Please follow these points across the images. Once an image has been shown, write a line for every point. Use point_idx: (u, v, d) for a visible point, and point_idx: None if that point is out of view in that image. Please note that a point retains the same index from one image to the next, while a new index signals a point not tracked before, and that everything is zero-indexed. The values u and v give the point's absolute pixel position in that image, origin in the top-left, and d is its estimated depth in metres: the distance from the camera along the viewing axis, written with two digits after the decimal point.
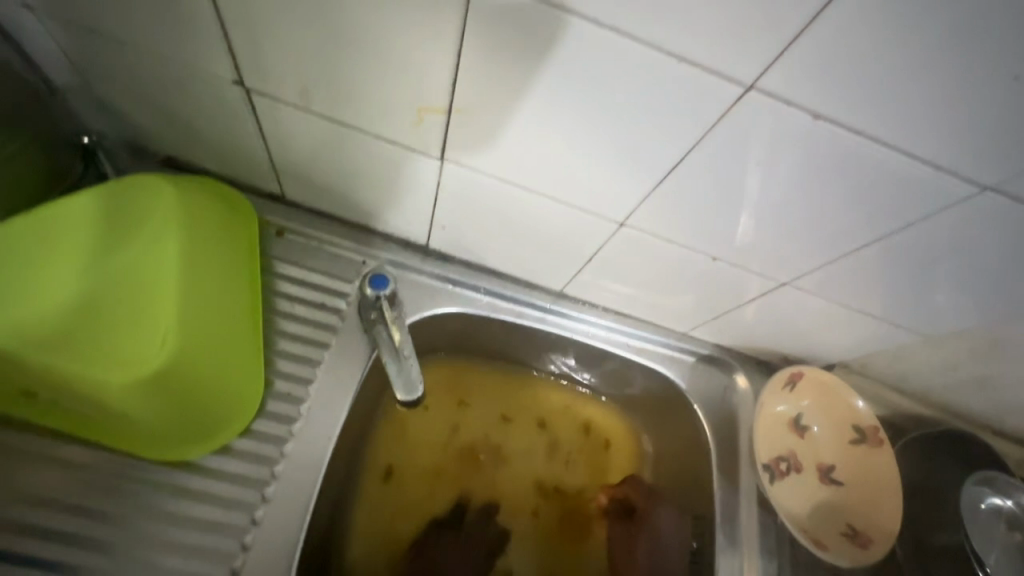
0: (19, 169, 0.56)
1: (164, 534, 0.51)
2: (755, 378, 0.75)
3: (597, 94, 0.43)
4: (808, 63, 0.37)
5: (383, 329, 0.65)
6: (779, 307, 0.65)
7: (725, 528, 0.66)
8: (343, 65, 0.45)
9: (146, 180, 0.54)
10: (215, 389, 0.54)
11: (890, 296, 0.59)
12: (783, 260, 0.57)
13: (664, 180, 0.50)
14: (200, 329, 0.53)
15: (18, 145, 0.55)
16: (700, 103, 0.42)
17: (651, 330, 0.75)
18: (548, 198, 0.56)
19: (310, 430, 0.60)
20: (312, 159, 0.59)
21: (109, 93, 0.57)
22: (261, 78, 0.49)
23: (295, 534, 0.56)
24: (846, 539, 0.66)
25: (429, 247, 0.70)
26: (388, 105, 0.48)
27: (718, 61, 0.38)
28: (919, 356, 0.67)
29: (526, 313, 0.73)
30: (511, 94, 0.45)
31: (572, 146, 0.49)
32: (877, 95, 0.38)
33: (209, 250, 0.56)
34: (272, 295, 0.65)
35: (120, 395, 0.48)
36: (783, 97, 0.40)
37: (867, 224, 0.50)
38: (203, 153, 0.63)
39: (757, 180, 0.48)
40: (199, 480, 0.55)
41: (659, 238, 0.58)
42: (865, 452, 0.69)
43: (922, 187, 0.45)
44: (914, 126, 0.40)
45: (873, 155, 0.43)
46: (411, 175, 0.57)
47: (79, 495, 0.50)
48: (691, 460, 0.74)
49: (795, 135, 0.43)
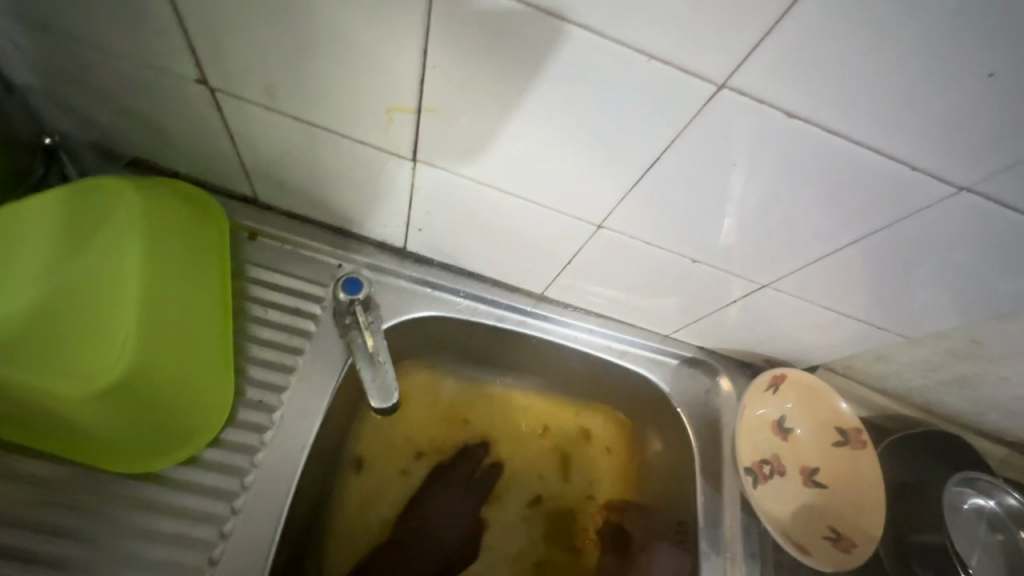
0: None
1: (127, 550, 0.49)
2: (738, 380, 0.75)
3: (568, 95, 0.42)
4: (782, 61, 0.36)
5: (357, 336, 0.64)
6: (760, 309, 0.64)
7: (708, 533, 0.66)
8: (309, 63, 0.44)
9: (107, 182, 0.52)
10: (181, 399, 0.52)
11: (870, 297, 0.58)
12: (763, 261, 0.57)
13: (641, 181, 0.49)
14: (166, 337, 0.51)
15: None
16: (674, 103, 0.41)
17: (633, 333, 0.74)
18: (524, 199, 0.55)
19: (282, 439, 0.58)
20: (283, 160, 0.57)
21: (69, 93, 0.55)
22: (225, 77, 0.47)
23: (266, 546, 0.54)
24: (829, 543, 0.65)
25: (407, 250, 0.69)
26: (356, 105, 0.47)
27: (691, 60, 0.38)
28: (900, 357, 0.67)
29: (507, 316, 0.72)
30: (481, 93, 0.43)
31: (546, 147, 0.48)
32: (852, 94, 0.38)
33: (174, 254, 0.54)
34: (244, 300, 0.63)
35: (80, 408, 0.46)
36: (759, 96, 0.39)
37: (845, 224, 0.50)
38: (170, 154, 0.61)
39: (733, 181, 0.47)
40: (165, 493, 0.53)
41: (638, 239, 0.57)
42: (848, 454, 0.68)
43: (900, 188, 0.44)
44: (890, 126, 0.39)
45: (849, 155, 0.42)
46: (385, 176, 0.56)
47: (35, 512, 0.48)
48: (674, 464, 0.73)
49: (771, 135, 0.42)
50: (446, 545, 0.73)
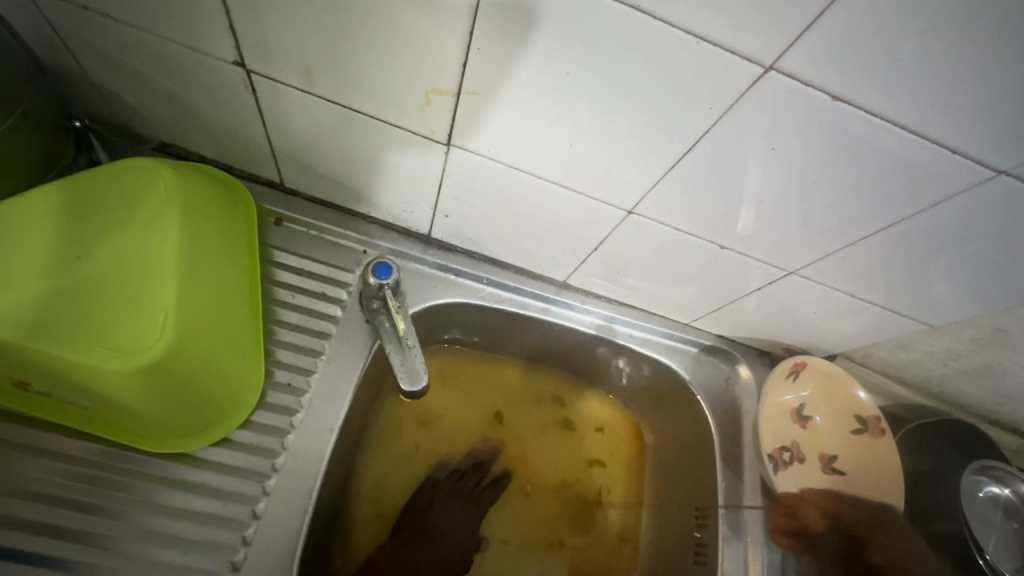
0: (23, 156, 0.54)
1: (163, 528, 0.50)
2: (757, 368, 0.75)
3: (609, 79, 0.42)
4: (828, 44, 0.36)
5: (386, 318, 0.64)
6: (783, 297, 0.65)
7: (728, 518, 0.67)
8: (351, 44, 0.44)
9: (144, 163, 0.52)
10: (215, 380, 0.53)
11: (894, 286, 0.59)
12: (790, 248, 0.57)
13: (675, 167, 0.49)
14: (201, 318, 0.51)
15: (22, 129, 0.53)
16: (717, 86, 0.41)
17: (653, 321, 0.74)
18: (555, 183, 0.55)
19: (311, 422, 0.59)
20: (313, 145, 0.57)
21: (102, 74, 0.55)
22: (264, 59, 0.48)
23: (298, 526, 0.55)
24: (850, 527, 0.68)
25: (431, 237, 0.69)
26: (394, 87, 0.47)
27: (738, 42, 0.38)
28: (921, 346, 0.67)
29: (529, 304, 0.72)
30: (522, 74, 0.43)
31: (582, 129, 0.48)
32: (896, 78, 0.38)
33: (208, 236, 0.54)
34: (271, 284, 0.63)
35: (119, 385, 0.46)
36: (802, 79, 0.39)
37: (878, 211, 0.50)
38: (199, 138, 0.61)
39: (767, 167, 0.48)
40: (198, 473, 0.53)
41: (667, 226, 0.57)
42: (866, 442, 0.70)
43: (935, 174, 0.45)
44: (932, 109, 0.40)
45: (888, 140, 0.43)
46: (416, 160, 0.56)
47: (73, 489, 0.49)
48: (694, 451, 0.74)
49: (810, 120, 0.42)
50: (462, 540, 0.71)
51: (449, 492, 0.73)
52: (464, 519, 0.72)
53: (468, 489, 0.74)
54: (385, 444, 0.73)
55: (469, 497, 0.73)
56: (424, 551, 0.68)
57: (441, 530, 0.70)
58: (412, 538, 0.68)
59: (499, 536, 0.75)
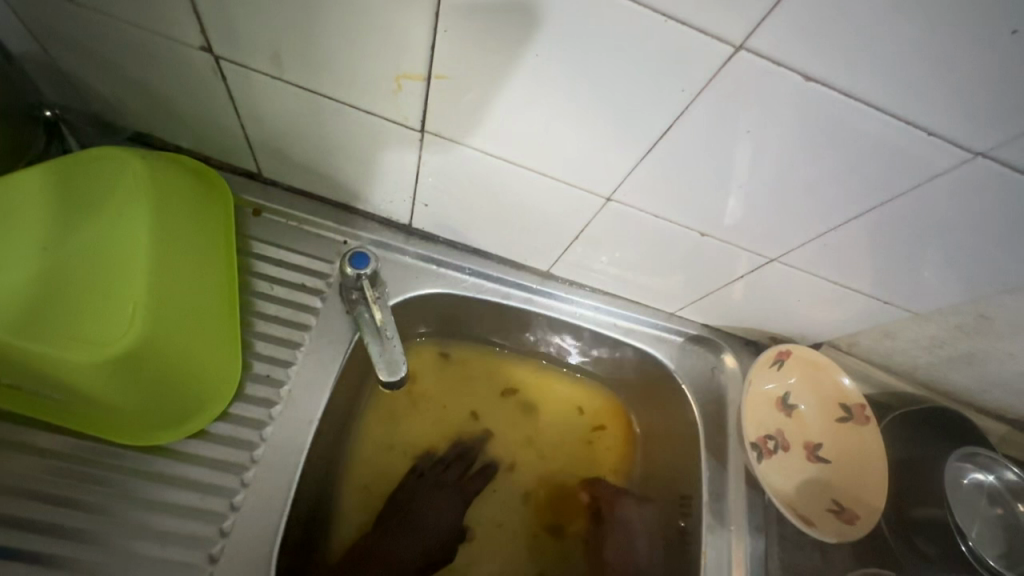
0: None
1: (139, 521, 0.50)
2: (742, 357, 0.75)
3: (580, 62, 0.41)
4: (801, 23, 0.36)
5: (364, 309, 0.63)
6: (766, 285, 0.64)
7: (713, 506, 0.66)
8: (316, 27, 0.43)
9: (114, 153, 0.51)
10: (191, 370, 0.52)
11: (877, 272, 0.58)
12: (771, 235, 0.56)
13: (653, 152, 0.49)
14: (174, 309, 0.51)
15: None
16: (691, 68, 0.40)
17: (638, 310, 0.74)
18: (532, 171, 0.54)
19: (291, 413, 0.59)
20: (288, 133, 0.56)
21: (70, 62, 0.54)
22: (232, 45, 0.47)
23: (277, 518, 0.54)
24: (833, 516, 0.66)
25: (412, 227, 0.69)
26: (364, 72, 0.46)
27: (709, 22, 0.37)
28: (906, 333, 0.67)
29: (513, 294, 0.72)
30: (492, 58, 0.42)
31: (554, 115, 0.47)
32: (870, 59, 0.37)
33: (181, 226, 0.53)
34: (250, 276, 0.62)
35: (89, 378, 0.46)
36: (777, 60, 0.38)
37: (857, 197, 0.49)
38: (173, 128, 0.60)
39: (744, 151, 0.47)
40: (176, 465, 0.53)
41: (647, 213, 0.57)
42: (851, 430, 0.69)
43: (913, 157, 0.44)
44: (908, 89, 0.39)
45: (867, 121, 0.42)
46: (392, 148, 0.55)
47: (48, 482, 0.48)
48: (678, 440, 0.74)
49: (788, 102, 0.41)
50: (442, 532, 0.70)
51: (434, 485, 0.72)
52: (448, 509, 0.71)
53: (453, 480, 0.73)
54: (369, 435, 0.73)
55: (455, 487, 0.73)
56: (409, 544, 0.67)
57: (425, 521, 0.69)
58: (396, 528, 0.68)
59: (485, 526, 0.75)
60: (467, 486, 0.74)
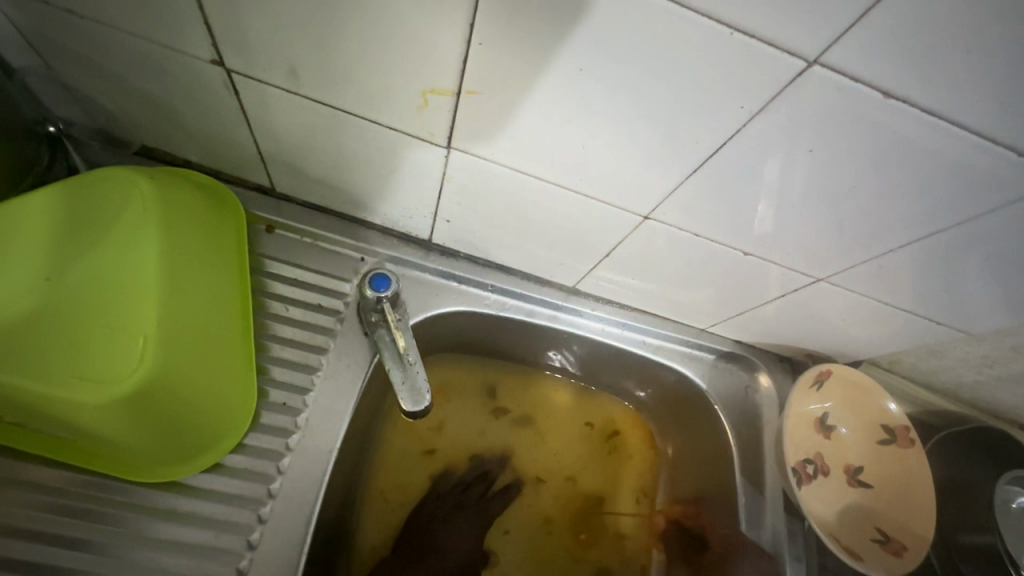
0: None
1: (153, 562, 0.47)
2: (777, 375, 0.71)
3: (629, 77, 0.38)
4: (881, 33, 0.32)
5: (385, 332, 0.61)
6: (808, 303, 0.61)
7: (749, 535, 0.63)
8: (338, 40, 0.40)
9: (121, 173, 0.49)
10: (203, 403, 0.49)
11: (930, 292, 0.54)
12: (819, 253, 0.53)
13: (698, 170, 0.45)
14: (186, 339, 0.48)
15: None
16: (750, 83, 0.37)
17: (668, 326, 0.70)
18: (567, 188, 0.51)
19: (308, 443, 0.56)
20: (304, 148, 0.53)
21: (74, 76, 0.51)
22: (245, 58, 0.43)
23: (296, 556, 0.52)
24: (878, 546, 0.63)
25: (432, 242, 0.65)
26: (388, 87, 0.43)
27: (776, 34, 0.33)
28: (955, 353, 0.63)
29: (537, 311, 0.69)
30: (533, 76, 0.39)
31: (595, 132, 0.44)
32: (952, 74, 0.34)
33: (190, 249, 0.50)
34: (264, 297, 0.59)
35: (99, 417, 0.43)
36: (845, 72, 0.35)
37: (918, 216, 0.46)
38: (183, 142, 0.57)
39: (798, 168, 0.43)
40: (190, 502, 0.50)
41: (686, 231, 0.53)
42: (894, 453, 0.66)
43: (988, 175, 0.40)
44: (995, 104, 0.35)
45: (941, 138, 0.38)
46: (415, 164, 0.52)
47: (57, 523, 0.46)
48: (710, 462, 0.71)
49: (855, 116, 0.38)
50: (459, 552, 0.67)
51: (454, 505, 0.69)
52: (467, 527, 0.68)
53: (474, 498, 0.71)
54: (396, 450, 0.71)
55: (475, 507, 0.70)
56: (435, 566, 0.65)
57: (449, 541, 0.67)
58: (417, 549, 0.65)
59: (509, 547, 0.73)
60: (490, 505, 0.71)
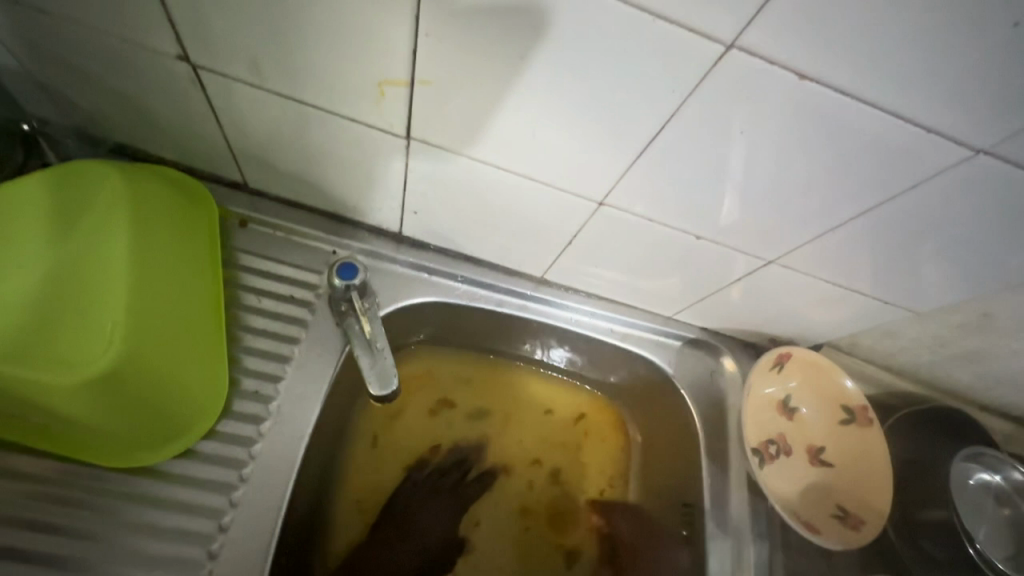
0: None
1: (126, 546, 0.48)
2: (742, 360, 0.73)
3: (568, 65, 0.40)
4: (794, 17, 0.34)
5: (354, 321, 0.63)
6: (764, 286, 0.63)
7: (714, 514, 0.65)
8: (296, 35, 0.42)
9: (93, 166, 0.50)
10: (173, 388, 0.50)
11: (877, 272, 0.57)
12: (769, 236, 0.55)
13: (644, 155, 0.47)
14: (155, 325, 0.49)
15: None
16: (682, 68, 0.39)
17: (635, 314, 0.72)
18: (522, 176, 0.53)
19: (280, 429, 0.57)
20: (272, 143, 0.55)
21: (47, 75, 0.53)
22: (210, 54, 0.45)
23: (267, 539, 0.53)
24: (838, 522, 0.65)
25: (403, 235, 0.67)
26: (346, 79, 0.45)
27: (699, 20, 0.35)
28: (907, 333, 0.66)
29: (507, 300, 0.70)
30: (480, 68, 0.42)
31: (543, 121, 0.46)
32: (861, 56, 0.36)
33: (161, 238, 0.52)
34: (237, 289, 0.61)
35: (69, 401, 0.44)
36: (768, 56, 0.37)
37: (854, 196, 0.48)
38: (156, 139, 0.59)
39: (738, 151, 0.45)
40: (163, 487, 0.51)
41: (640, 217, 0.55)
42: (853, 432, 0.69)
43: (914, 154, 0.43)
44: (909, 85, 0.37)
45: (865, 120, 0.40)
46: (379, 157, 0.54)
47: (32, 508, 0.47)
48: (676, 445, 0.73)
49: (781, 101, 0.40)
50: (434, 539, 0.69)
51: (427, 493, 0.71)
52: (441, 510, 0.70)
53: (449, 486, 0.72)
54: (367, 430, 0.73)
55: (450, 493, 0.72)
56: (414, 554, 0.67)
57: (425, 528, 0.68)
58: (393, 536, 0.66)
59: (485, 534, 0.74)
60: (466, 489, 0.73)
